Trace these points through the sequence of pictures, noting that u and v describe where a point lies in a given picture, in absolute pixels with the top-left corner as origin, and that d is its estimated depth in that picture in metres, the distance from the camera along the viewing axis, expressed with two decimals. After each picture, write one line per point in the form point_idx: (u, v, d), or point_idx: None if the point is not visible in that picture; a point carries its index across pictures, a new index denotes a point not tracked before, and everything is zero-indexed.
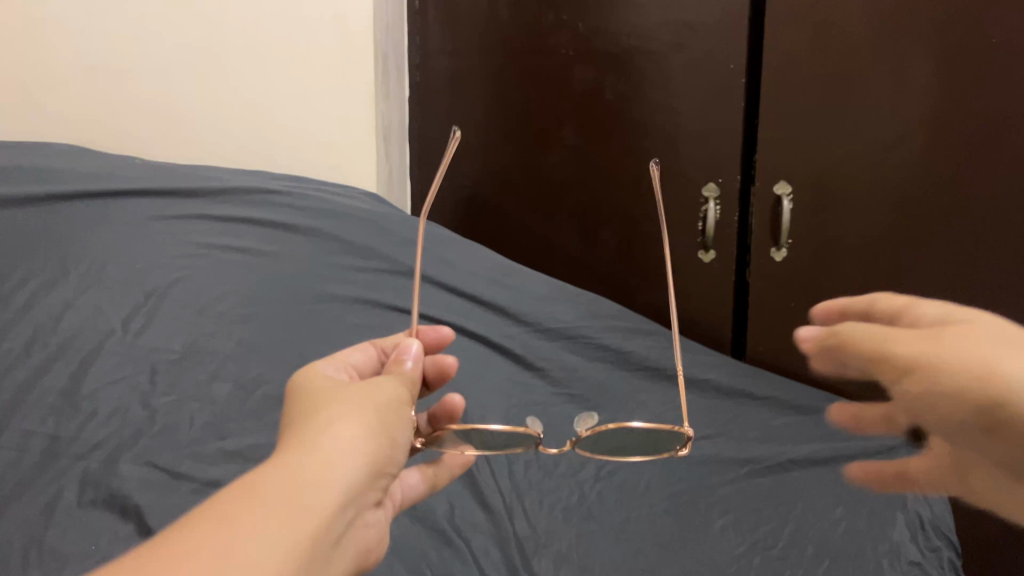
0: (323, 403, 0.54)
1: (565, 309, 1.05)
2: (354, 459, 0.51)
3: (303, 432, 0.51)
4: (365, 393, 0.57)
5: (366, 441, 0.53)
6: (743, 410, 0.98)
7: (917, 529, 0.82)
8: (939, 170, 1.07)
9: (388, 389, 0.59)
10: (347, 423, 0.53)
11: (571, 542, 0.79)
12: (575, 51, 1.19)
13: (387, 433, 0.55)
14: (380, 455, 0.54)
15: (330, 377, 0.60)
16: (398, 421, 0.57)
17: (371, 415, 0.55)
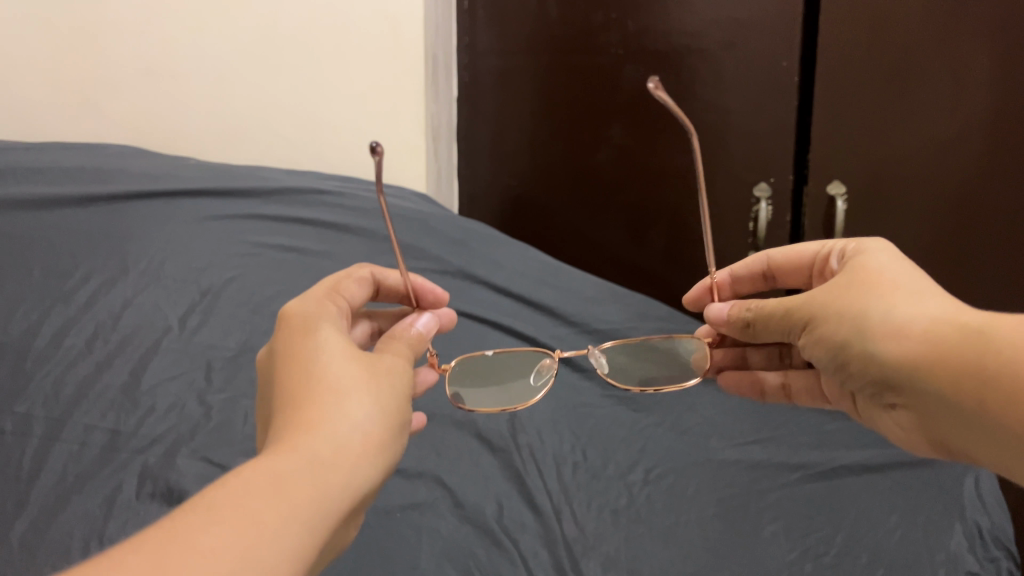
0: (338, 384, 0.55)
1: (613, 310, 1.04)
2: (365, 461, 0.52)
3: (319, 421, 0.51)
4: (379, 379, 0.57)
5: (376, 437, 0.54)
6: (794, 413, 0.96)
7: (974, 538, 0.80)
8: (997, 167, 1.04)
9: (398, 376, 0.60)
10: (362, 417, 0.53)
11: (619, 545, 0.78)
12: (624, 49, 1.18)
13: (396, 430, 0.56)
14: (387, 454, 0.55)
15: (336, 333, 0.60)
16: (404, 414, 0.58)
17: (381, 410, 0.55)
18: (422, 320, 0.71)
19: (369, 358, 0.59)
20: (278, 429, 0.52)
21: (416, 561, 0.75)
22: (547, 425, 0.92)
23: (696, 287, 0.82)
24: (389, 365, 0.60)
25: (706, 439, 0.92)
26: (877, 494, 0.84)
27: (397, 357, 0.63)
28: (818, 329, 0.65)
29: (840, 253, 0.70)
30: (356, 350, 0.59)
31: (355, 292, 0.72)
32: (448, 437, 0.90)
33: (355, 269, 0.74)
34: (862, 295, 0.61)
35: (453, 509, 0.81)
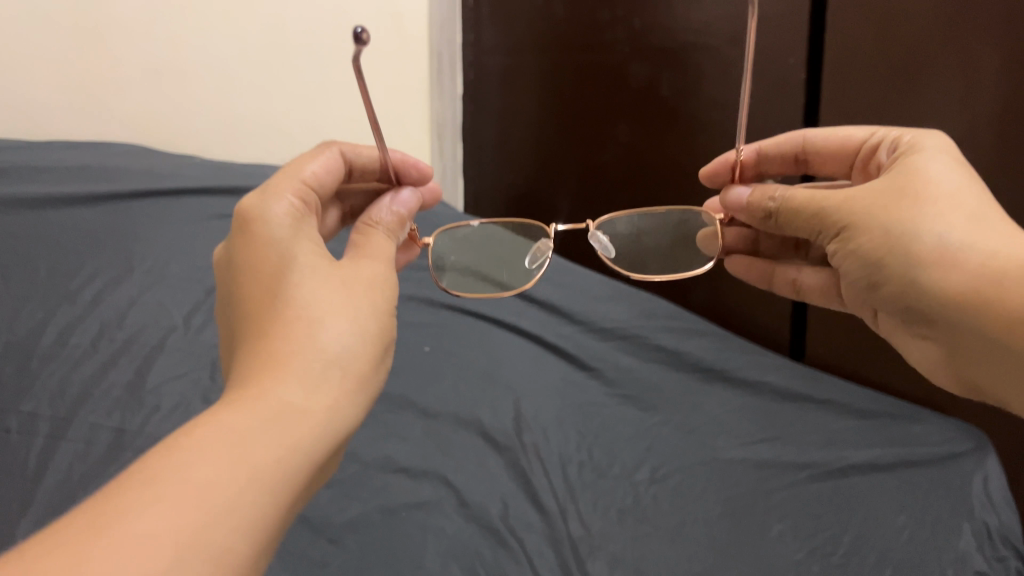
0: (307, 316, 0.53)
1: (619, 309, 1.06)
2: (340, 401, 0.51)
3: (288, 362, 0.50)
4: (353, 306, 0.56)
5: (349, 373, 0.53)
6: (802, 412, 0.95)
7: (984, 538, 0.81)
8: (1008, 175, 0.97)
9: (378, 296, 0.59)
10: (335, 355, 0.52)
11: (625, 544, 0.78)
12: (630, 47, 1.16)
13: (373, 359, 0.56)
14: (365, 388, 0.54)
15: (303, 247, 0.58)
16: (383, 342, 0.57)
17: (355, 342, 0.54)
18: (403, 196, 0.71)
19: (342, 280, 0.57)
20: (244, 368, 0.51)
21: (421, 560, 0.74)
22: (554, 424, 0.91)
23: (717, 160, 0.81)
24: (360, 278, 0.59)
25: (713, 438, 0.91)
26: (886, 493, 0.85)
27: (375, 266, 0.61)
28: (850, 239, 0.65)
29: (891, 145, 0.70)
30: (328, 270, 0.57)
31: (328, 176, 0.68)
32: (454, 438, 0.87)
33: (324, 149, 0.70)
34: (911, 207, 0.61)
35: (459, 509, 0.80)
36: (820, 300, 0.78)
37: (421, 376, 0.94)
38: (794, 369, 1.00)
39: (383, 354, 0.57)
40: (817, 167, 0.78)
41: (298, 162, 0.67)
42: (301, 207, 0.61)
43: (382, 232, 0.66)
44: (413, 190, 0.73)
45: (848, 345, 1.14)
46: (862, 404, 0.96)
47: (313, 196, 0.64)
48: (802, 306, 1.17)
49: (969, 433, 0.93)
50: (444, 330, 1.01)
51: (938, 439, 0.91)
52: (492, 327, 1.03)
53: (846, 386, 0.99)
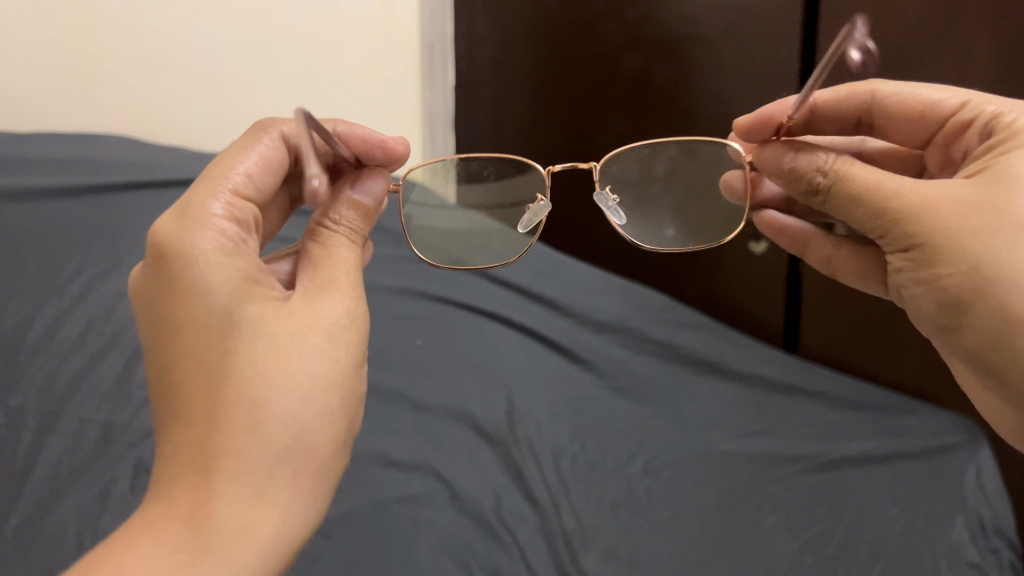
0: (253, 395, 0.44)
1: (611, 301, 1.04)
2: (296, 498, 0.45)
3: (226, 464, 0.43)
4: (311, 369, 0.47)
5: (307, 459, 0.45)
6: (795, 404, 0.95)
7: (976, 530, 0.81)
8: None
9: (345, 342, 0.49)
10: (287, 443, 0.45)
11: (618, 537, 0.78)
12: (623, 38, 1.15)
13: (341, 429, 0.48)
14: (331, 465, 0.47)
15: (244, 292, 0.47)
16: (355, 400, 0.49)
17: (315, 418, 0.46)
18: (369, 187, 0.60)
19: (297, 331, 0.47)
20: (174, 464, 0.44)
21: (413, 553, 0.74)
22: (547, 417, 0.90)
23: (756, 113, 0.67)
24: (319, 324, 0.48)
25: (706, 430, 0.91)
26: (879, 485, 0.85)
27: (340, 299, 0.50)
28: (924, 259, 0.53)
29: (986, 129, 0.58)
30: (279, 318, 0.47)
31: (266, 177, 0.55)
32: (446, 430, 0.86)
33: (261, 138, 0.56)
34: (1014, 243, 0.49)
35: (451, 501, 0.79)
36: (853, 280, 0.71)
37: (413, 368, 0.92)
38: (787, 361, 1.00)
39: (355, 415, 0.49)
40: (882, 133, 0.66)
41: (221, 167, 0.54)
42: (235, 231, 0.50)
43: (346, 241, 0.55)
44: (377, 175, 0.61)
45: (839, 335, 1.15)
46: (856, 397, 0.96)
47: (247, 212, 0.52)
48: (795, 298, 1.18)
49: (961, 425, 0.93)
50: (434, 321, 0.99)
51: (930, 431, 0.92)
52: (485, 319, 1.00)
53: (839, 377, 0.99)
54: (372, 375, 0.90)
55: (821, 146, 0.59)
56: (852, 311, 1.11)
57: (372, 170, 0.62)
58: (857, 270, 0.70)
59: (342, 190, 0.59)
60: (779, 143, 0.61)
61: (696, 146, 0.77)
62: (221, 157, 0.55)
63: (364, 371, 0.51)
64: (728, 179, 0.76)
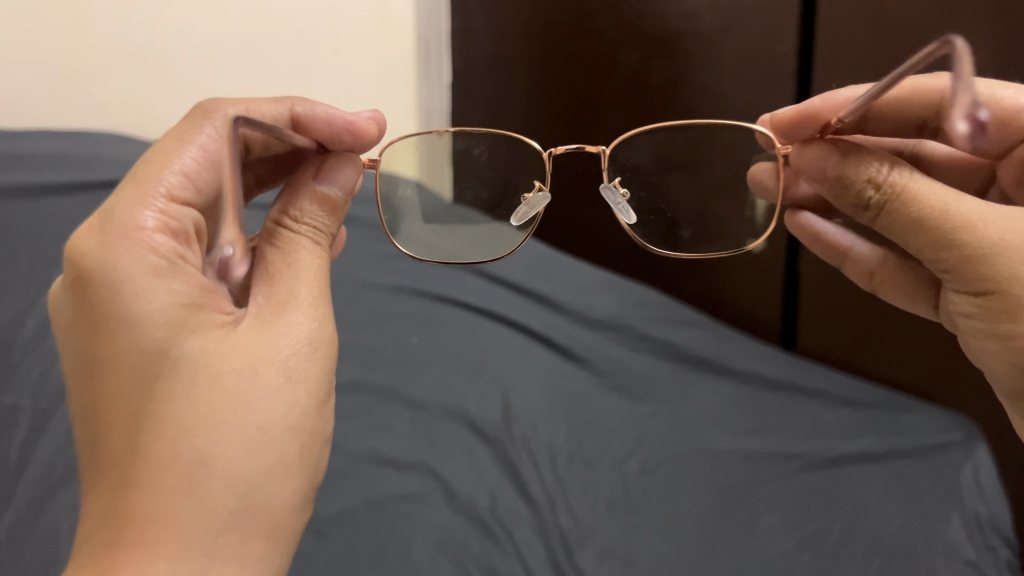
0: (193, 452, 0.41)
1: (608, 300, 1.03)
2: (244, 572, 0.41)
3: (162, 538, 0.39)
4: (264, 418, 0.43)
5: (257, 523, 0.42)
6: (791, 402, 0.95)
7: (972, 528, 0.82)
8: None
9: (302, 383, 0.46)
10: (233, 507, 0.41)
11: (615, 535, 0.78)
12: (620, 34, 1.15)
13: (298, 485, 0.44)
14: (286, 527, 0.44)
15: (185, 324, 0.43)
16: (315, 451, 0.46)
17: (266, 475, 0.43)
18: (338, 178, 0.55)
19: (246, 373, 0.43)
20: (97, 536, 0.40)
21: (408, 551, 0.74)
22: (543, 415, 0.90)
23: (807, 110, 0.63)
24: (273, 361, 0.45)
25: (702, 429, 0.91)
26: (875, 484, 0.85)
27: (300, 321, 0.47)
28: (1006, 309, 0.48)
29: None
30: (225, 357, 0.43)
31: (207, 176, 0.49)
32: (442, 428, 0.86)
33: (204, 128, 0.50)
34: None
35: (446, 500, 0.79)
36: (900, 299, 0.68)
37: (408, 365, 0.91)
38: (782, 359, 1.00)
39: (316, 467, 0.46)
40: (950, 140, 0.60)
41: (152, 169, 0.48)
42: (170, 246, 0.44)
43: (309, 243, 0.51)
44: (345, 164, 0.56)
45: (837, 331, 1.15)
46: (852, 395, 0.96)
47: (184, 220, 0.46)
48: (793, 296, 1.17)
49: (958, 423, 0.93)
50: (430, 319, 0.97)
51: (927, 430, 0.91)
52: (481, 317, 0.99)
53: (836, 376, 0.98)
54: (367, 373, 0.89)
55: (868, 151, 0.53)
56: (849, 308, 1.12)
57: (338, 157, 0.57)
58: (907, 288, 0.67)
59: (305, 183, 0.54)
60: (820, 145, 0.55)
61: (717, 135, 0.78)
62: (149, 157, 0.49)
63: (328, 411, 0.48)
64: (758, 171, 0.73)
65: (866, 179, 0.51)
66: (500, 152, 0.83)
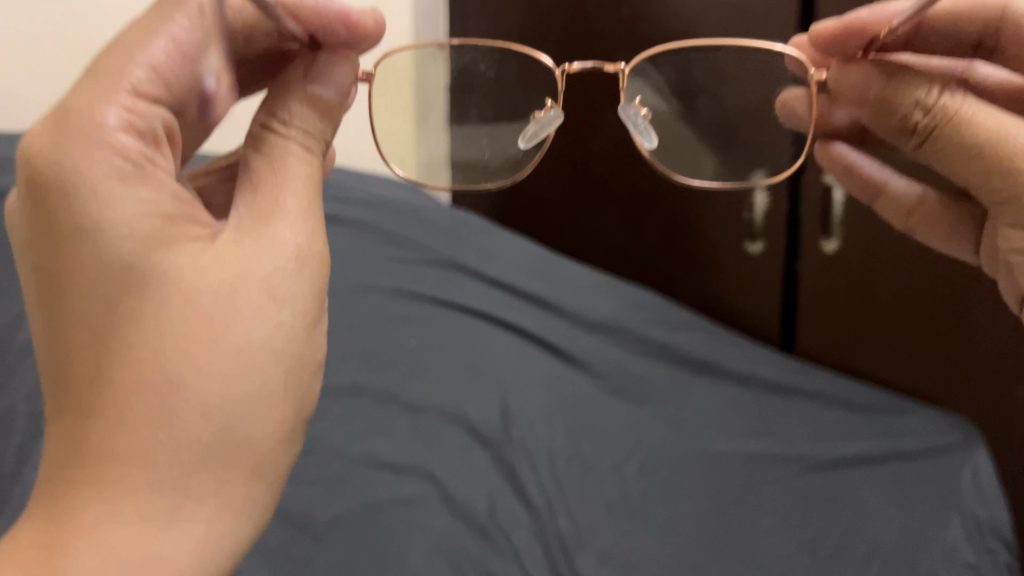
0: (163, 379, 0.40)
1: (607, 301, 1.01)
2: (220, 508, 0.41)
3: (129, 472, 0.39)
4: (241, 343, 0.42)
5: (236, 454, 0.41)
6: (790, 404, 0.95)
7: (972, 529, 0.82)
8: None
9: (287, 303, 0.44)
10: (207, 439, 0.40)
11: (613, 538, 0.78)
12: (620, 36, 1.15)
13: (284, 414, 0.43)
14: (270, 460, 0.43)
15: (157, 238, 0.41)
16: (302, 376, 0.44)
17: (246, 403, 0.42)
18: (332, 77, 0.52)
19: (223, 292, 0.42)
20: (64, 462, 0.39)
21: (406, 556, 0.73)
22: (541, 418, 0.90)
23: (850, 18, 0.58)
24: (255, 278, 0.43)
25: (701, 431, 0.90)
26: (875, 486, 0.85)
27: (286, 237, 0.45)
28: None
29: None
30: (199, 274, 0.42)
31: (177, 69, 0.45)
32: (440, 431, 0.85)
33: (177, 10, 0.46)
34: None
35: (445, 503, 0.79)
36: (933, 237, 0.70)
37: (405, 368, 0.90)
38: (782, 362, 0.99)
39: (304, 394, 0.45)
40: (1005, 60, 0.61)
41: (116, 61, 0.43)
42: (136, 148, 0.41)
43: (297, 149, 0.49)
44: (341, 61, 0.53)
45: (837, 331, 1.15)
46: (852, 396, 0.96)
47: (151, 120, 0.43)
48: (792, 296, 1.17)
49: (958, 425, 0.93)
50: (428, 324, 0.95)
51: (927, 431, 0.91)
52: (477, 319, 0.96)
53: (836, 378, 0.98)
54: (364, 376, 0.88)
55: (914, 69, 0.54)
56: (847, 308, 1.13)
57: (334, 52, 0.53)
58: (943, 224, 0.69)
59: (295, 83, 0.51)
60: (864, 64, 0.55)
61: (749, 53, 0.70)
62: (113, 47, 0.45)
63: (318, 335, 0.46)
64: (787, 98, 0.69)
65: (914, 103, 0.53)
66: (507, 70, 0.74)
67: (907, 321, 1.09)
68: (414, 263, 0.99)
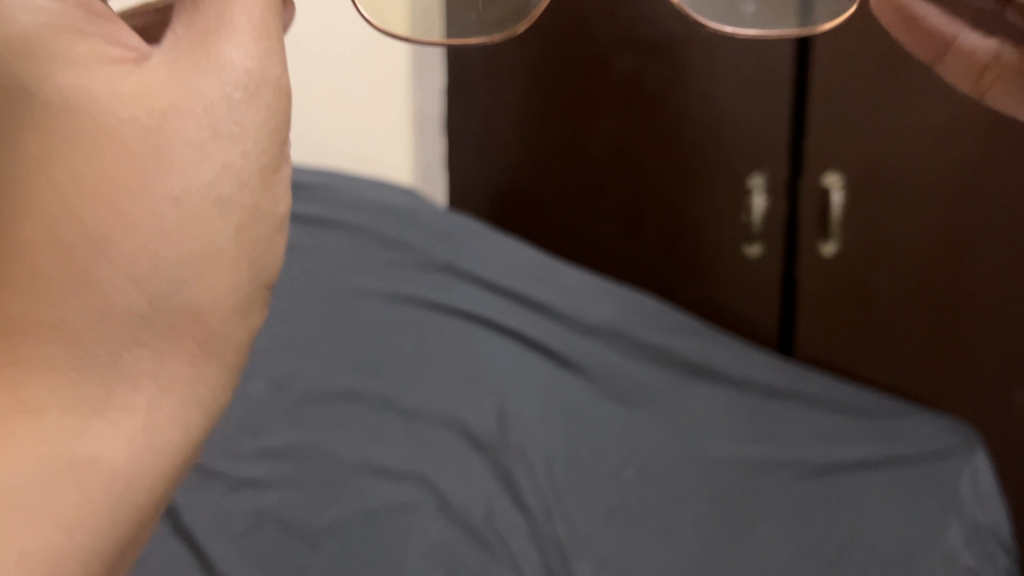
0: (94, 230, 0.37)
1: (608, 304, 0.98)
2: (166, 386, 0.39)
3: (64, 340, 0.37)
4: (184, 194, 0.39)
5: (181, 323, 0.39)
6: (789, 409, 0.94)
7: (970, 534, 0.83)
8: (984, 164, 0.98)
9: (236, 143, 0.40)
10: (142, 307, 0.38)
11: (610, 543, 0.78)
12: (614, 39, 1.11)
13: (238, 277, 0.41)
14: (224, 328, 0.41)
15: (76, 69, 0.37)
16: (258, 232, 0.41)
17: (192, 261, 0.39)
18: None
19: (160, 131, 0.38)
20: None
21: (403, 562, 0.73)
22: (539, 423, 0.89)
23: None
24: (194, 110, 0.39)
25: (700, 436, 0.90)
26: (875, 490, 0.85)
27: (231, 67, 0.39)
28: None
29: None
30: (130, 111, 0.38)
31: None
32: (436, 437, 0.84)
33: None
34: None
35: (442, 510, 0.78)
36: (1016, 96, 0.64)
37: (403, 373, 0.89)
38: (780, 364, 0.98)
39: (264, 255, 0.42)
40: None
41: None
42: None
43: None
44: None
45: (836, 334, 1.15)
46: (851, 399, 0.95)
47: None
48: (790, 300, 1.17)
49: (957, 428, 0.93)
50: (425, 329, 0.94)
51: (926, 435, 0.91)
52: (475, 323, 0.95)
53: (836, 384, 0.97)
54: (360, 381, 0.88)
55: None
56: (846, 310, 1.13)
57: None
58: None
59: None
60: None
61: None
62: None
63: (282, 182, 0.42)
64: None
65: None
66: None
67: (906, 326, 1.10)
68: (410, 266, 0.98)
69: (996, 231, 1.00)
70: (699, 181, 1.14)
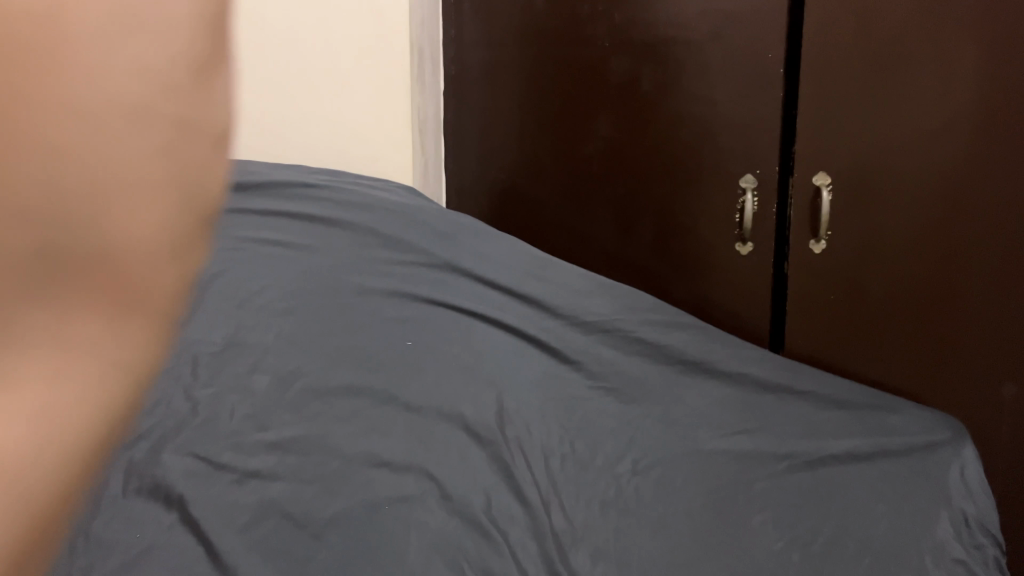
0: None
1: (602, 302, 0.99)
2: (33, 383, 0.21)
3: None
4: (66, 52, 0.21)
5: (74, 281, 0.22)
6: (781, 404, 0.95)
7: (961, 525, 0.85)
8: (972, 166, 1.02)
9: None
10: (13, 240, 0.21)
11: (608, 537, 0.80)
12: (611, 42, 1.17)
13: (167, 205, 0.23)
14: (141, 289, 0.23)
15: None
16: (197, 146, 0.24)
17: (83, 181, 0.22)
18: None
19: None
20: None
21: (403, 554, 0.74)
22: (536, 417, 0.91)
23: None
24: None
25: (694, 429, 0.92)
26: (865, 483, 0.87)
27: None
28: None
29: None
30: None
31: None
32: (437, 431, 0.87)
33: None
34: None
35: (442, 502, 0.80)
36: None
37: (405, 369, 0.92)
38: (774, 359, 0.99)
39: (202, 176, 0.24)
40: None
41: None
42: None
43: None
44: None
45: (830, 335, 1.15)
46: (841, 395, 0.97)
47: None
48: (783, 299, 1.18)
49: (945, 422, 0.96)
50: (426, 326, 0.96)
51: (917, 429, 0.93)
52: (474, 319, 0.97)
53: (827, 377, 0.99)
54: (362, 377, 0.90)
55: None
56: (837, 309, 1.14)
57: None
58: None
59: None
60: None
61: None
62: None
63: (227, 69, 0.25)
64: None
65: None
66: None
67: (897, 325, 1.11)
68: (410, 265, 1.00)
69: (983, 231, 1.03)
70: (693, 182, 1.16)
